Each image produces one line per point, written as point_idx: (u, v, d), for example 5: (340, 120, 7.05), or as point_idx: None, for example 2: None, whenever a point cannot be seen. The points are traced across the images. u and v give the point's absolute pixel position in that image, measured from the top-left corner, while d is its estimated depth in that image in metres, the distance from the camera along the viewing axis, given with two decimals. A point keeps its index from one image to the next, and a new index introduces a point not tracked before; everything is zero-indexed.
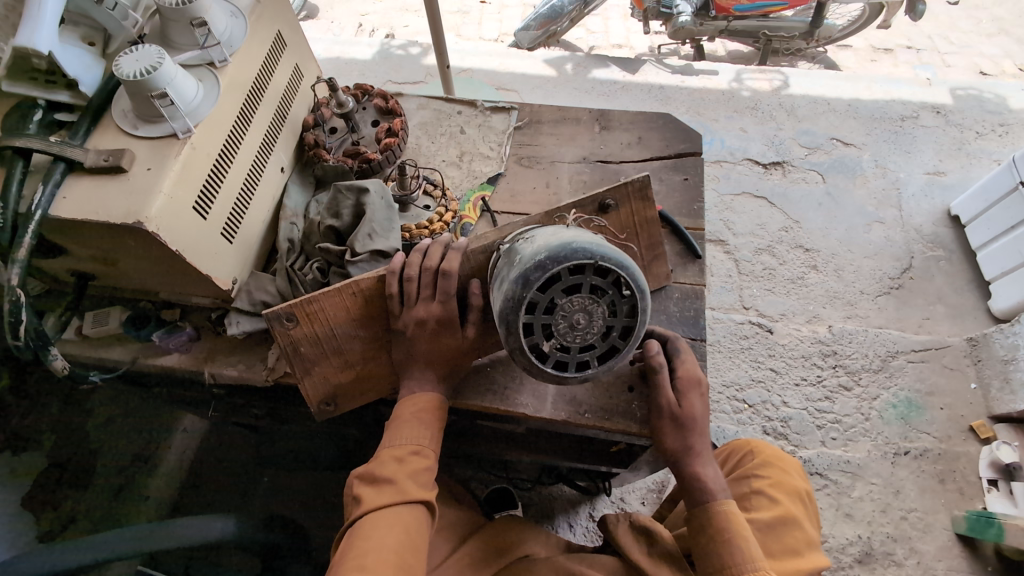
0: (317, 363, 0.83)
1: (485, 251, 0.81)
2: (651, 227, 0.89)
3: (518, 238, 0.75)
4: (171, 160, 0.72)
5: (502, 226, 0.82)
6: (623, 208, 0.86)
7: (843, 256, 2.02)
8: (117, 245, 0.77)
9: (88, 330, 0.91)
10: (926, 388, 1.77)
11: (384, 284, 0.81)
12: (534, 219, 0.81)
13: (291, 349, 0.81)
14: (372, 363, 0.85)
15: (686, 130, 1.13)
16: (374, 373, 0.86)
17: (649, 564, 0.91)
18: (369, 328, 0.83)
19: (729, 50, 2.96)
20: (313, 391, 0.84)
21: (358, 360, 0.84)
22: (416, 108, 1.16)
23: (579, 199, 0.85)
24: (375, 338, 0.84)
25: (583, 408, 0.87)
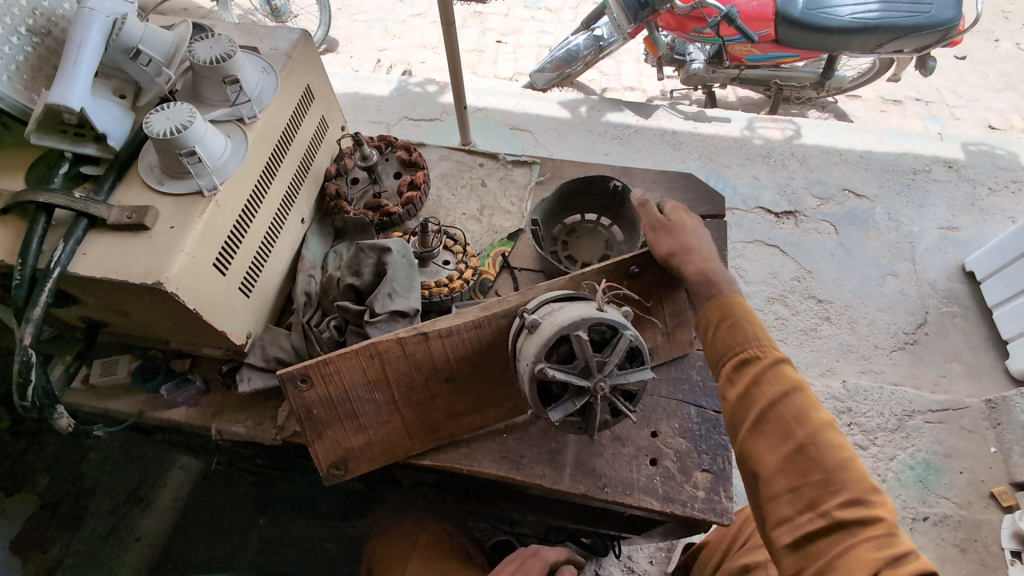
0: (329, 427, 0.80)
1: (507, 317, 0.80)
2: (674, 294, 0.88)
3: (546, 310, 0.73)
4: (195, 218, 0.71)
5: (525, 289, 0.80)
6: (647, 274, 0.85)
7: (857, 309, 1.99)
8: (132, 299, 0.75)
9: (95, 379, 0.89)
10: (944, 450, 1.72)
11: (403, 347, 0.78)
12: (559, 284, 0.80)
13: (303, 411, 0.78)
14: (387, 427, 0.82)
15: (709, 190, 1.12)
16: (388, 437, 0.83)
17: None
18: (385, 391, 0.80)
19: (740, 96, 3.00)
20: (324, 455, 0.81)
21: (371, 424, 0.82)
22: (437, 158, 1.16)
23: (605, 264, 0.83)
24: (391, 403, 0.81)
25: (603, 481, 0.83)
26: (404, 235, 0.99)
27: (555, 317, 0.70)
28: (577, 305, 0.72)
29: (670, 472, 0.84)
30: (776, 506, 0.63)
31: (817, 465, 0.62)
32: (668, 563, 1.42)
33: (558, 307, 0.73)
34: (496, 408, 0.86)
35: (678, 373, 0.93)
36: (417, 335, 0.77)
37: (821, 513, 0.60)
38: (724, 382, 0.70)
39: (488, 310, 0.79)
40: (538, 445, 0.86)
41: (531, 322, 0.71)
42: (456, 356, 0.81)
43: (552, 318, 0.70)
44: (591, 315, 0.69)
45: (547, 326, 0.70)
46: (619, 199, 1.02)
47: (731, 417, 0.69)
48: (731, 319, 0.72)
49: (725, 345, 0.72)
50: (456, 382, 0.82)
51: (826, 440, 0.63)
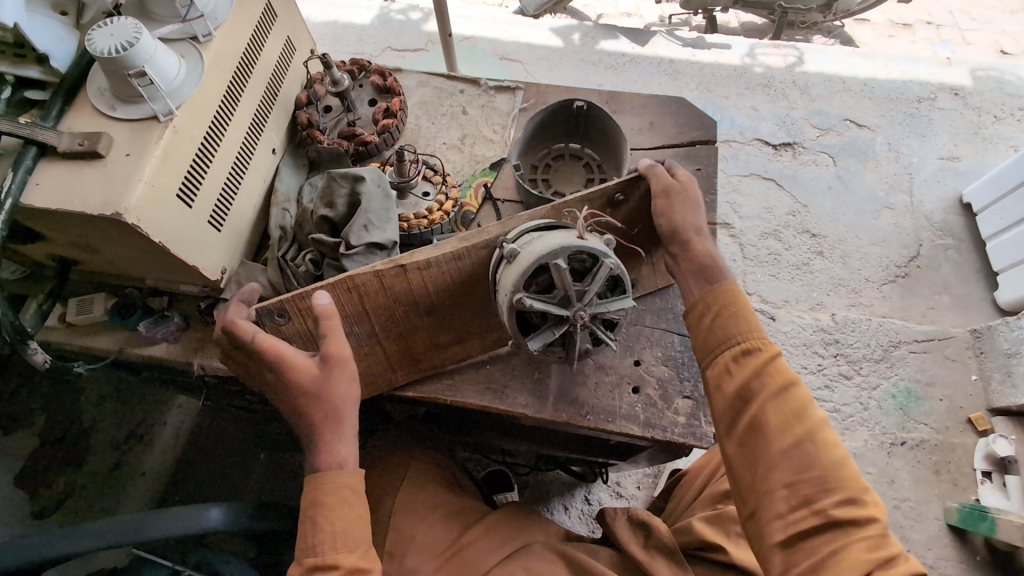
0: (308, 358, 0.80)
1: (487, 250, 0.78)
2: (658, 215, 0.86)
3: (525, 241, 0.71)
4: (152, 145, 0.67)
5: (506, 219, 0.78)
6: (633, 201, 0.82)
7: (850, 243, 1.98)
8: (96, 233, 0.73)
9: (72, 318, 0.87)
10: (927, 378, 1.76)
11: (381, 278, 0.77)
12: (541, 213, 0.78)
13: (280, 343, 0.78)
14: (369, 359, 0.83)
15: (701, 115, 1.07)
16: (371, 368, 0.84)
17: (644, 556, 0.90)
18: (364, 323, 0.80)
19: (742, 22, 2.84)
20: None
21: (352, 356, 0.82)
22: (415, 85, 1.10)
23: (587, 193, 0.79)
24: (374, 338, 0.81)
25: (585, 409, 0.84)
26: (381, 165, 0.95)
27: (534, 246, 0.68)
28: (557, 233, 0.70)
29: (652, 399, 0.85)
30: (770, 502, 0.63)
31: (814, 462, 0.63)
32: (655, 488, 1.47)
33: (537, 237, 0.71)
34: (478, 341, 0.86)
35: (661, 305, 0.92)
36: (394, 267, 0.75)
37: (814, 510, 0.61)
38: (720, 375, 0.70)
39: (468, 241, 0.77)
40: (519, 373, 0.87)
41: (510, 252, 0.70)
42: (435, 289, 0.79)
43: (531, 248, 0.68)
44: (570, 243, 0.67)
45: (525, 256, 0.68)
46: (588, 119, 0.97)
47: (724, 414, 0.69)
48: (727, 307, 0.72)
49: (720, 336, 0.71)
50: (436, 315, 0.82)
51: (822, 438, 0.64)
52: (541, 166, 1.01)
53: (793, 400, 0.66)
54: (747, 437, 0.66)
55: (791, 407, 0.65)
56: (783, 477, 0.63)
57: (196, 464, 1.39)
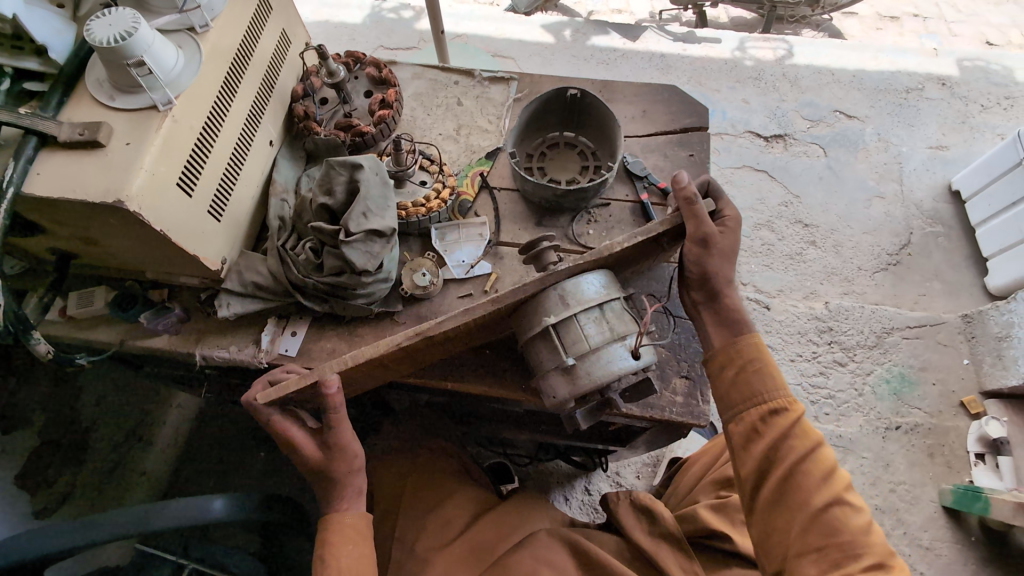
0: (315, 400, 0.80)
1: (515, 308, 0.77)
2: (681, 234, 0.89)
3: (581, 351, 0.73)
4: (152, 134, 0.68)
5: (544, 275, 0.73)
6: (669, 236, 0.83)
7: (842, 232, 2.00)
8: (97, 224, 0.73)
9: (73, 312, 0.88)
10: (920, 363, 1.78)
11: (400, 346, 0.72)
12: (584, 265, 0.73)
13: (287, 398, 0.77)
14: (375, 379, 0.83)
15: (692, 103, 1.08)
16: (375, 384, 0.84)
17: (652, 544, 0.91)
18: (379, 370, 0.78)
19: (732, 17, 2.87)
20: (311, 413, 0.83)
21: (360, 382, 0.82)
22: (410, 77, 1.11)
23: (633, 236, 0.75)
24: (388, 372, 0.81)
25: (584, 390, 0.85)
26: (378, 156, 0.96)
27: (595, 375, 0.73)
28: (613, 353, 0.73)
29: (649, 380, 0.86)
30: (801, 564, 0.67)
31: (843, 525, 0.66)
32: (655, 476, 1.49)
33: (594, 347, 0.73)
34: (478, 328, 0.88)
35: (656, 287, 0.93)
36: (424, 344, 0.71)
37: (845, 573, 0.65)
38: (748, 435, 0.74)
39: (499, 301, 0.72)
40: (518, 357, 0.88)
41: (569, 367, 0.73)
42: (458, 336, 0.77)
43: (591, 375, 0.73)
44: (629, 370, 0.73)
45: (587, 382, 0.73)
46: (584, 108, 0.98)
47: (753, 473, 0.73)
48: (754, 367, 0.76)
49: (746, 396, 0.76)
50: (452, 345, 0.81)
51: (850, 500, 0.68)
52: (536, 154, 1.02)
53: (819, 460, 0.70)
54: (777, 495, 0.70)
55: (820, 469, 0.69)
56: (813, 540, 0.67)
57: None
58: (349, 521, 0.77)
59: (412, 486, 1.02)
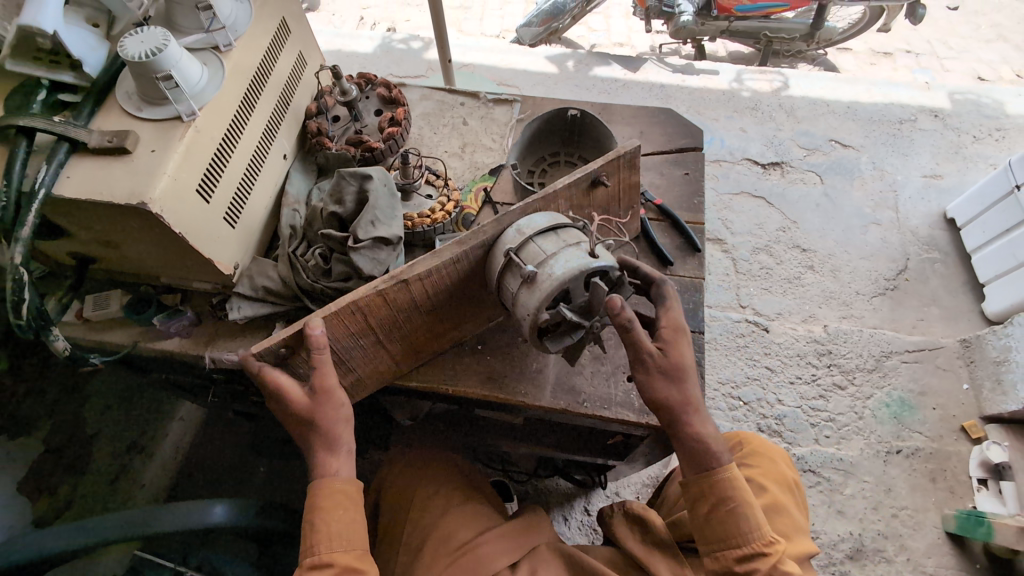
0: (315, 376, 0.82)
1: (480, 246, 0.80)
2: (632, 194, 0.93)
3: (535, 258, 0.75)
4: (175, 142, 0.72)
5: (499, 216, 0.80)
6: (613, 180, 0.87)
7: (840, 257, 2.03)
8: (118, 227, 0.77)
9: (89, 313, 0.91)
10: (919, 388, 1.79)
11: (383, 298, 0.76)
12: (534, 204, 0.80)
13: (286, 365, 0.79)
14: (374, 365, 0.85)
15: (688, 125, 1.13)
16: (376, 370, 0.87)
17: (642, 551, 0.92)
18: (370, 338, 0.81)
19: (730, 51, 2.98)
20: None
21: (358, 364, 0.83)
22: (419, 98, 1.17)
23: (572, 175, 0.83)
24: (386, 351, 0.84)
25: (582, 397, 0.87)
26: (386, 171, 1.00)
27: (553, 271, 0.74)
28: (569, 252, 0.75)
29: None
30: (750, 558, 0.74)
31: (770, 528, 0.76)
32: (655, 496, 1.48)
33: (549, 255, 0.75)
34: (472, 321, 0.90)
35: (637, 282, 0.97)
36: (395, 283, 0.75)
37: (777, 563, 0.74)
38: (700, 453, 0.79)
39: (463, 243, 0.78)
40: (517, 364, 0.91)
41: (528, 275, 0.74)
42: (436, 295, 0.81)
43: (549, 273, 0.74)
44: (588, 266, 0.73)
45: (546, 282, 0.73)
46: (582, 125, 1.04)
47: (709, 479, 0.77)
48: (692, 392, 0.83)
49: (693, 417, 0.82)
50: (435, 313, 0.84)
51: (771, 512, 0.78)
52: (536, 170, 1.07)
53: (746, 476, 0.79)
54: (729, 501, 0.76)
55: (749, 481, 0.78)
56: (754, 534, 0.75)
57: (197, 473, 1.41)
58: (340, 485, 0.75)
59: (418, 495, 1.03)
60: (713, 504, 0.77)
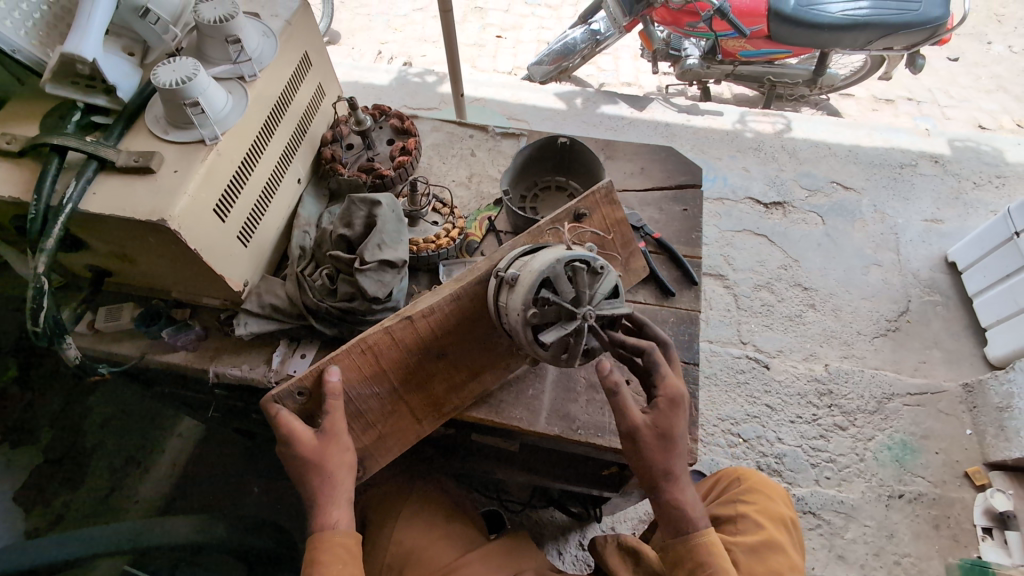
0: None
1: (480, 281, 0.83)
2: (622, 228, 0.96)
3: (516, 264, 0.78)
4: (197, 164, 0.77)
5: (491, 254, 0.84)
6: (595, 215, 0.92)
7: (841, 296, 2.05)
8: (136, 242, 0.81)
9: (100, 324, 0.94)
10: (922, 431, 1.78)
11: (391, 337, 0.80)
12: (521, 240, 0.86)
13: (309, 423, 0.79)
14: (393, 417, 0.83)
15: (687, 163, 1.17)
16: (398, 425, 0.84)
17: None
18: (384, 383, 0.82)
19: (735, 93, 3.07)
20: None
21: (377, 418, 0.82)
22: (429, 129, 1.22)
23: (556, 213, 0.89)
24: (405, 402, 0.84)
25: (577, 424, 0.88)
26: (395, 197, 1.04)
27: (532, 265, 0.75)
28: (546, 253, 0.78)
29: None
30: None
31: None
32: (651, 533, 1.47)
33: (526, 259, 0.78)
34: (491, 372, 0.88)
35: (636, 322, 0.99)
36: (403, 319, 0.79)
37: None
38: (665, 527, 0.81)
39: (461, 280, 0.83)
40: (516, 392, 0.91)
41: (511, 277, 0.76)
42: (444, 332, 0.83)
43: (528, 270, 0.75)
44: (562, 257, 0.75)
45: (525, 277, 0.75)
46: (572, 153, 1.08)
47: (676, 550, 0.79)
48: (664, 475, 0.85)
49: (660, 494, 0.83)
50: (449, 357, 0.84)
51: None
52: (529, 195, 1.11)
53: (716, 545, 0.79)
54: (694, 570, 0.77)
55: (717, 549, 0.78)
56: None
57: (192, 490, 1.41)
58: (340, 540, 0.74)
59: (406, 511, 1.03)
60: (690, 570, 0.77)
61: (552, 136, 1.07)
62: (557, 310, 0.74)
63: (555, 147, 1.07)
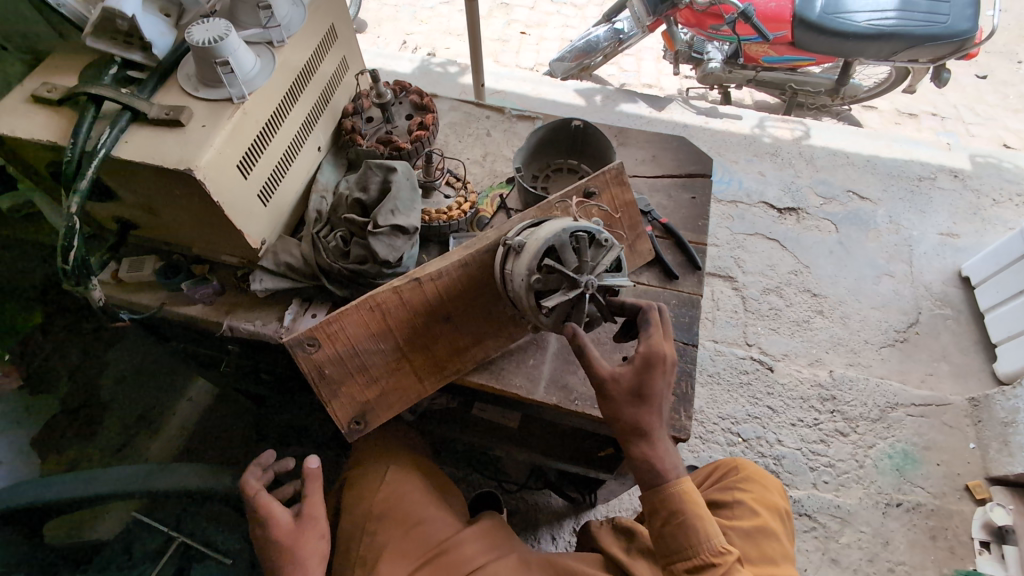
0: (343, 385, 0.83)
1: (489, 250, 0.86)
2: (630, 209, 0.98)
3: (524, 233, 0.81)
4: (225, 119, 0.80)
5: (501, 225, 0.87)
6: (603, 194, 0.95)
7: (850, 304, 2.05)
8: (162, 193, 0.84)
9: (124, 275, 0.98)
10: (924, 442, 1.77)
11: (399, 296, 0.83)
12: (531, 214, 0.88)
13: (316, 374, 0.81)
14: (396, 375, 0.86)
15: (699, 153, 1.18)
16: (401, 383, 0.87)
17: (628, 559, 0.93)
18: (391, 340, 0.85)
19: (756, 100, 3.06)
20: (342, 413, 0.84)
21: (381, 374, 0.85)
22: (448, 109, 1.25)
23: (567, 191, 0.92)
24: (408, 360, 0.87)
25: (574, 395, 0.91)
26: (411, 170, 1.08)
27: (538, 235, 0.78)
28: (552, 224, 0.81)
29: None
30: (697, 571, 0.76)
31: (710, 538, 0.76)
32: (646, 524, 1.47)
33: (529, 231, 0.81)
34: (493, 339, 0.90)
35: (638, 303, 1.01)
36: (412, 280, 0.83)
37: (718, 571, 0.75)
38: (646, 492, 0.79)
39: (469, 247, 0.86)
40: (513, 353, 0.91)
41: (517, 245, 0.79)
42: (450, 297, 0.86)
43: (534, 239, 0.78)
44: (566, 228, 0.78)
45: (531, 244, 0.77)
46: (584, 136, 1.11)
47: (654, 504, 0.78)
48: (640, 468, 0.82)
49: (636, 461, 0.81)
50: (454, 321, 0.87)
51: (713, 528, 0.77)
52: (541, 175, 1.14)
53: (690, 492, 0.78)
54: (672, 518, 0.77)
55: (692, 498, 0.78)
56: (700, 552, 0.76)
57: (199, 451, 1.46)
58: None
59: (382, 494, 0.99)
60: (665, 517, 0.78)
61: (565, 119, 1.10)
62: (560, 278, 0.77)
63: (567, 130, 1.10)
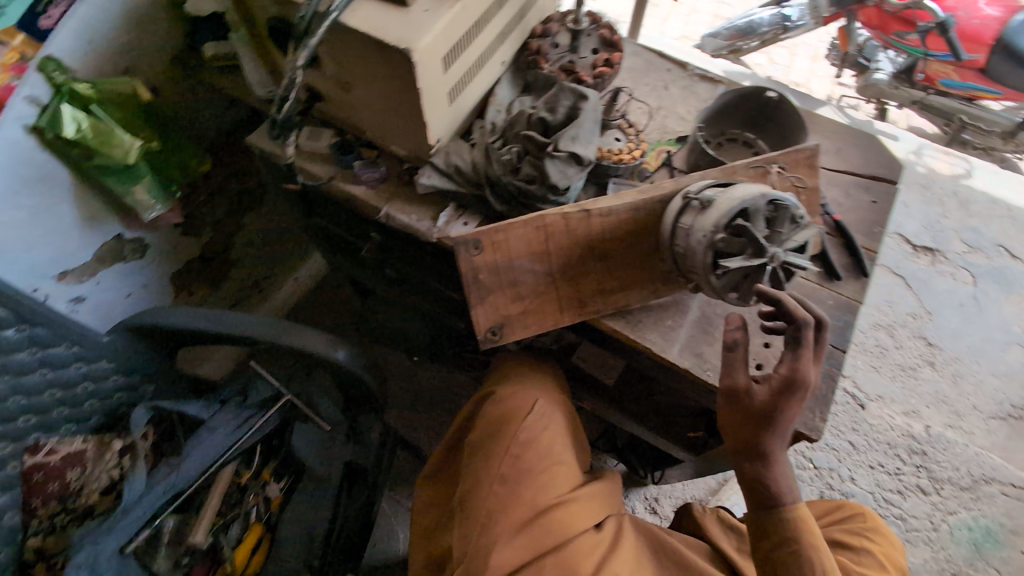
0: (491, 293, 0.86)
1: (662, 200, 0.84)
2: (815, 196, 0.92)
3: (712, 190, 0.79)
4: (447, 9, 0.81)
5: (678, 179, 0.85)
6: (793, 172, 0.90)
7: (966, 363, 1.85)
8: (367, 69, 0.87)
9: (302, 142, 1.03)
10: (1013, 526, 1.64)
11: (568, 222, 0.84)
12: (711, 174, 0.86)
13: (471, 275, 0.85)
14: (542, 300, 0.87)
15: (887, 157, 1.09)
16: (544, 309, 0.87)
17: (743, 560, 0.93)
18: (547, 264, 0.86)
19: (912, 125, 2.79)
20: (483, 320, 0.86)
21: (529, 293, 0.86)
22: (629, 53, 1.21)
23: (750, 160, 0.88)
24: (558, 287, 0.87)
25: (706, 366, 0.88)
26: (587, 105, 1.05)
27: (731, 194, 0.76)
28: (743, 186, 0.78)
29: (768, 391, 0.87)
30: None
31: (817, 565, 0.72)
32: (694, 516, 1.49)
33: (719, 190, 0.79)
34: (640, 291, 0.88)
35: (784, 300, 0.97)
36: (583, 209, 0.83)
37: None
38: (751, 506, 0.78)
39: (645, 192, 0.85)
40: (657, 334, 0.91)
41: (704, 201, 0.77)
42: (613, 237, 0.86)
43: (726, 196, 0.76)
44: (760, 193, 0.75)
45: (723, 202, 0.75)
46: (774, 111, 1.04)
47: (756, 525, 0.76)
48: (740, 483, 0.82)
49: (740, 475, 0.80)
50: (610, 261, 0.87)
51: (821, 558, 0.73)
52: (714, 141, 1.08)
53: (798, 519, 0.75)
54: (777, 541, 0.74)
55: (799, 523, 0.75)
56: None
57: None
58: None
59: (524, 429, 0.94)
60: (774, 543, 0.74)
61: (761, 88, 1.03)
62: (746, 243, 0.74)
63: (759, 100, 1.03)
